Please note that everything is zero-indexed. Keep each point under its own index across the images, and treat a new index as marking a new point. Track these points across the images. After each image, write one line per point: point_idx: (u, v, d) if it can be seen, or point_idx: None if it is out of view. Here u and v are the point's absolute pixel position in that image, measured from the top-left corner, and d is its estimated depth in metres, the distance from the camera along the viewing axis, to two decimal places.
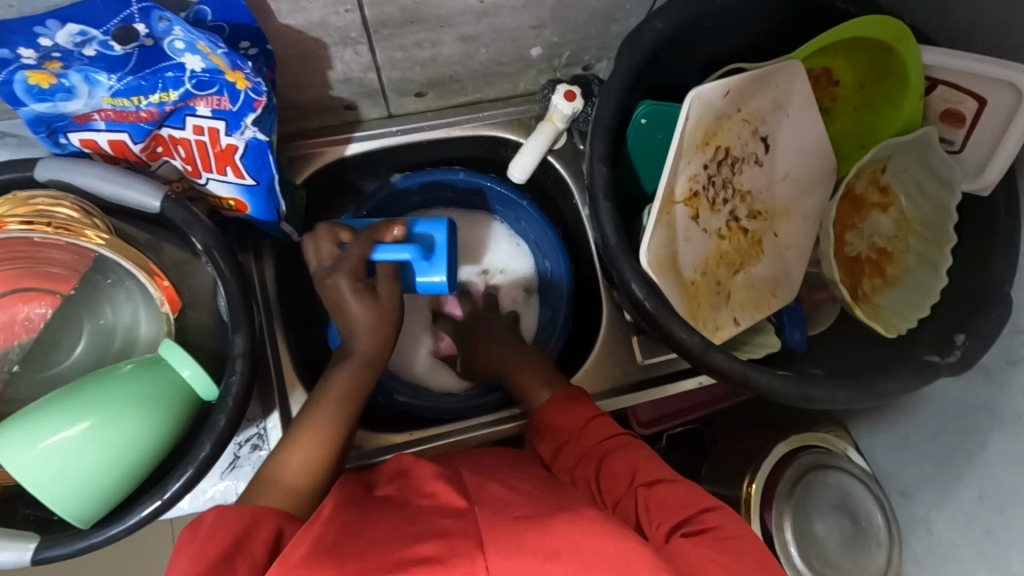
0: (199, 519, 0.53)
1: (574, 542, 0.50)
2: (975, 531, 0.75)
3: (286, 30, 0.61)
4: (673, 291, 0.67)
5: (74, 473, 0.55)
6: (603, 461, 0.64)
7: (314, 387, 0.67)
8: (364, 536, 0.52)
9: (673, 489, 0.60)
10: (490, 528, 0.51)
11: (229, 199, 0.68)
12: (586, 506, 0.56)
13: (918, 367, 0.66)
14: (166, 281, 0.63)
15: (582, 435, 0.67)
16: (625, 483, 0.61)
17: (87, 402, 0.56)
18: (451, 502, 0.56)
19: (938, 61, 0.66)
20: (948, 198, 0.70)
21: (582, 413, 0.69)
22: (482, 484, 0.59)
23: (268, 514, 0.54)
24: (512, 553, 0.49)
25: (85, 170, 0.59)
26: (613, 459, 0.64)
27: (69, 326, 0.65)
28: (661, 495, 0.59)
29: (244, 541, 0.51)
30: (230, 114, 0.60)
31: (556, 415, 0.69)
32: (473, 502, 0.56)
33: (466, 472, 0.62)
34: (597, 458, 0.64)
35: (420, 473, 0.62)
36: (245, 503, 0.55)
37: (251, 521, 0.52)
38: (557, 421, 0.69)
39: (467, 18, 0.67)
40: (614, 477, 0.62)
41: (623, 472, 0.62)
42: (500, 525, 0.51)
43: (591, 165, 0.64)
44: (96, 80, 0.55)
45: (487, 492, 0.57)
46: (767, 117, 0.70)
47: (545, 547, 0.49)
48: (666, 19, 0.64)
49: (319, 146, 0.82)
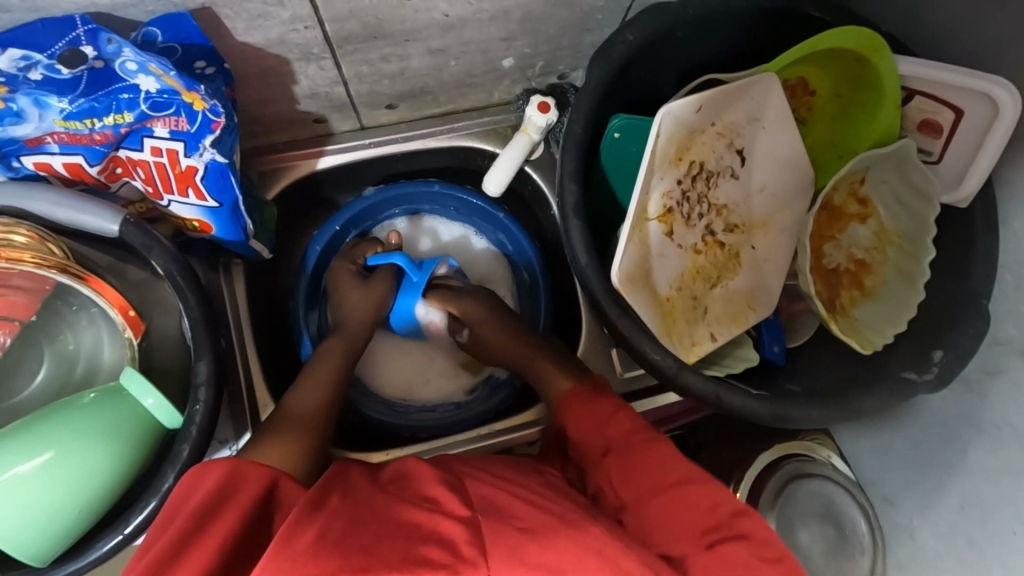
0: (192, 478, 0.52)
1: (576, 558, 0.48)
2: (957, 540, 0.74)
3: (244, 48, 0.60)
4: (648, 309, 0.66)
5: (32, 510, 0.53)
6: (627, 458, 0.61)
7: (291, 391, 0.68)
8: (370, 530, 0.49)
9: (700, 491, 0.59)
10: (493, 536, 0.49)
11: (193, 220, 0.66)
12: (589, 521, 0.53)
13: (895, 385, 0.66)
14: (132, 310, 0.61)
15: (604, 430, 0.64)
16: (651, 483, 0.59)
17: (43, 436, 0.55)
18: (451, 507, 0.52)
19: (914, 72, 0.65)
20: (926, 211, 0.69)
21: (602, 406, 0.67)
22: (490, 496, 0.55)
23: (253, 468, 0.53)
24: (513, 566, 0.47)
25: (40, 196, 0.57)
26: (638, 457, 0.61)
27: (28, 352, 0.63)
28: (691, 500, 0.58)
29: (229, 495, 0.50)
30: (188, 135, 0.58)
31: (576, 412, 0.67)
32: (476, 510, 0.52)
33: (470, 479, 0.58)
34: (621, 455, 0.62)
35: (421, 471, 0.58)
36: (230, 458, 0.53)
37: (238, 477, 0.51)
38: (577, 416, 0.67)
39: (432, 32, 0.65)
40: (639, 477, 0.60)
41: (653, 470, 0.60)
42: (502, 533, 0.50)
43: (561, 182, 0.62)
44: (46, 103, 0.52)
45: (490, 501, 0.54)
46: (742, 129, 0.69)
47: (547, 563, 0.48)
48: (637, 31, 0.63)
49: (290, 160, 0.80)
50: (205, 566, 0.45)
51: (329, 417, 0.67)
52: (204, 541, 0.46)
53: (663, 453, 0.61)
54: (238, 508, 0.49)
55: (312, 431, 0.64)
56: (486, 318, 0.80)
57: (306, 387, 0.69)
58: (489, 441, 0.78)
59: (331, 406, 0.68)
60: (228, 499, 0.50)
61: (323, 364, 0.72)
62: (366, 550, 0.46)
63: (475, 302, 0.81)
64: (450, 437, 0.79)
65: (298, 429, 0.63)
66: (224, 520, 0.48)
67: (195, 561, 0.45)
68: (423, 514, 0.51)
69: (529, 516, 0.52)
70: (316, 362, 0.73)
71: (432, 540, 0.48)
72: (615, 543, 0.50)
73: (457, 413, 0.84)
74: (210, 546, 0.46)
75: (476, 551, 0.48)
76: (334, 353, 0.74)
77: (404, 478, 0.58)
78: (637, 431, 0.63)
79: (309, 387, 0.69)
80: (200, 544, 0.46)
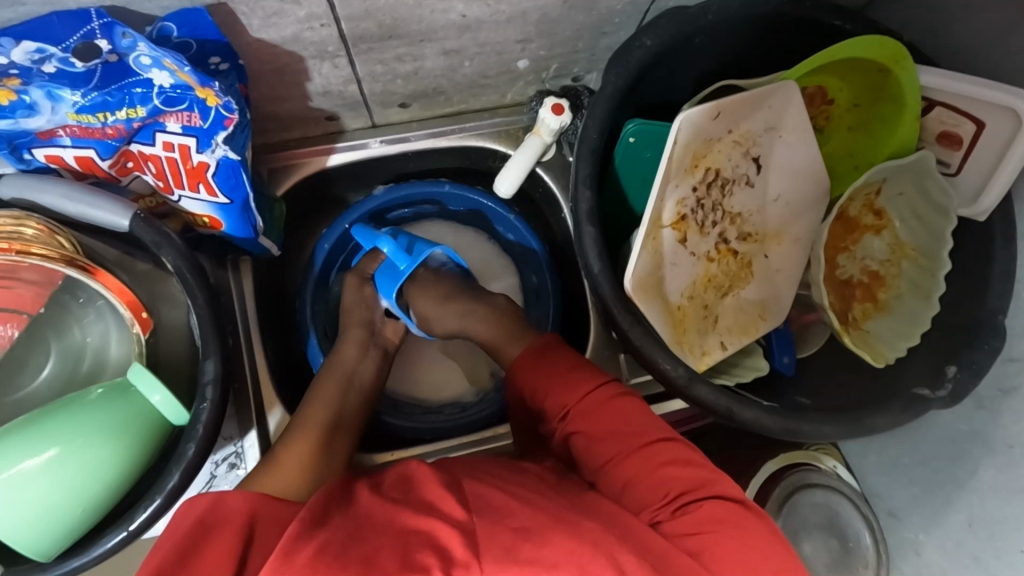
0: (186, 508, 0.52)
1: (571, 552, 0.47)
2: (964, 558, 0.73)
3: (259, 45, 0.59)
4: (659, 318, 0.65)
5: (37, 506, 0.53)
6: (596, 418, 0.62)
7: (304, 402, 0.69)
8: (366, 542, 0.48)
9: (672, 454, 0.59)
10: (487, 536, 0.48)
11: (203, 216, 0.66)
12: (582, 516, 0.52)
13: (908, 402, 0.64)
14: (145, 313, 0.61)
15: (567, 389, 0.63)
16: (623, 443, 0.60)
17: (48, 432, 0.54)
18: (449, 511, 0.51)
19: (935, 83, 0.64)
20: (944, 224, 0.68)
21: (560, 364, 0.66)
22: (481, 491, 0.54)
23: (237, 498, 0.53)
24: (505, 565, 0.46)
25: (50, 189, 0.57)
26: (608, 417, 0.62)
27: (36, 345, 0.63)
28: (664, 465, 0.58)
29: (209, 528, 0.50)
30: (201, 131, 0.58)
31: (535, 370, 0.66)
32: (474, 513, 0.51)
33: (467, 479, 0.57)
34: (588, 414, 0.62)
35: (423, 475, 0.57)
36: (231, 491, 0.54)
37: (220, 511, 0.51)
38: (536, 373, 0.66)
39: (449, 32, 0.65)
40: (611, 438, 0.60)
41: (624, 430, 0.60)
42: (498, 534, 0.49)
43: (575, 189, 0.62)
44: (59, 96, 0.52)
45: (487, 500, 0.53)
46: (759, 138, 0.68)
47: (543, 559, 0.46)
48: (656, 36, 0.62)
49: (300, 156, 0.80)
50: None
51: (339, 423, 0.68)
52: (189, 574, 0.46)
53: (632, 417, 0.62)
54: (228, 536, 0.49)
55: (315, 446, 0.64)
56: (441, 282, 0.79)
57: (294, 445, 0.64)
58: (494, 444, 0.78)
59: (336, 455, 0.66)
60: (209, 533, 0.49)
61: (314, 409, 0.68)
62: (365, 560, 0.46)
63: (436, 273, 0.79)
64: (452, 441, 0.78)
65: (304, 444, 0.64)
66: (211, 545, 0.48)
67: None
68: (420, 520, 0.50)
69: (523, 514, 0.51)
70: (309, 404, 0.69)
71: (428, 547, 0.47)
72: (610, 536, 0.50)
73: (460, 415, 0.83)
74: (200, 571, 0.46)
75: (469, 553, 0.46)
76: (329, 389, 0.71)
77: (408, 482, 0.57)
78: (603, 389, 0.63)
79: (301, 439, 0.64)
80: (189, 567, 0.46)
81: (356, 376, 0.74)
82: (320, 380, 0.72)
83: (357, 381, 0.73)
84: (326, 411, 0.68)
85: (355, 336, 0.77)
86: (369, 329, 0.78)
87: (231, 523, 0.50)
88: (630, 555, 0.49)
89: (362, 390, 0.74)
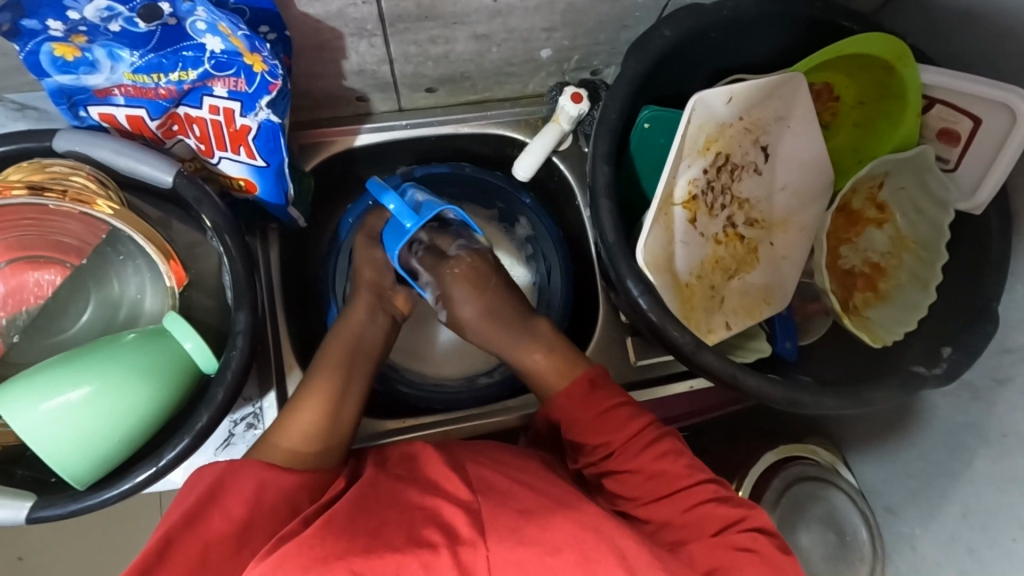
0: (200, 475, 0.55)
1: (574, 539, 0.50)
2: (958, 549, 0.75)
3: (305, 18, 0.64)
4: (668, 290, 0.69)
5: (76, 436, 0.56)
6: (635, 459, 0.62)
7: (315, 363, 0.68)
8: (374, 514, 0.52)
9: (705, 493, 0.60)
10: (492, 519, 0.51)
11: (239, 178, 0.69)
12: (584, 501, 0.55)
13: (907, 379, 0.67)
14: (176, 260, 0.64)
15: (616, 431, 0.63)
16: (655, 487, 0.61)
17: (89, 367, 0.57)
18: (454, 492, 0.55)
19: (936, 81, 0.68)
20: (942, 217, 0.72)
21: (624, 417, 0.64)
22: (485, 476, 0.57)
23: (258, 468, 0.55)
24: (510, 544, 0.49)
25: (103, 144, 0.61)
26: (650, 457, 0.62)
27: (77, 293, 0.67)
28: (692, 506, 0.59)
29: (220, 495, 0.52)
30: (246, 95, 0.61)
31: (578, 407, 0.65)
32: (478, 494, 0.55)
33: (469, 462, 0.60)
34: (631, 457, 0.62)
35: (427, 453, 0.61)
36: (249, 459, 0.56)
37: (233, 478, 0.54)
38: (591, 428, 0.64)
39: (480, 17, 0.69)
40: (647, 480, 0.61)
41: (666, 481, 0.61)
42: (502, 515, 0.52)
43: (594, 165, 0.65)
44: (119, 55, 0.57)
45: (490, 482, 0.56)
46: (769, 128, 0.72)
47: (547, 541, 0.49)
48: (674, 27, 0.66)
49: (330, 135, 0.84)
50: (191, 561, 0.49)
51: (352, 383, 0.67)
52: (195, 534, 0.50)
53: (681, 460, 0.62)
54: (220, 514, 0.51)
55: (335, 397, 0.65)
56: (480, 289, 0.77)
57: (301, 412, 0.62)
58: (503, 416, 0.80)
59: (347, 415, 0.64)
60: (220, 501, 0.52)
61: (320, 379, 0.66)
62: (371, 534, 0.49)
63: (466, 262, 0.77)
64: (460, 413, 0.81)
65: (328, 385, 0.65)
66: (216, 512, 0.51)
67: (178, 565, 0.48)
68: (426, 497, 0.53)
69: (526, 498, 0.54)
70: (318, 370, 0.67)
71: (434, 523, 0.50)
72: (611, 522, 0.52)
73: (470, 389, 0.85)
74: (194, 543, 0.49)
75: (474, 531, 0.50)
76: (342, 349, 0.69)
77: (412, 460, 0.61)
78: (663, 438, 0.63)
79: (309, 407, 0.63)
80: (185, 540, 0.49)
81: (365, 342, 0.71)
82: (329, 344, 0.70)
83: (365, 347, 0.71)
84: (335, 375, 0.66)
85: (364, 299, 0.75)
86: (378, 292, 0.76)
87: (241, 494, 0.53)
88: (630, 542, 0.51)
89: (359, 354, 0.70)
